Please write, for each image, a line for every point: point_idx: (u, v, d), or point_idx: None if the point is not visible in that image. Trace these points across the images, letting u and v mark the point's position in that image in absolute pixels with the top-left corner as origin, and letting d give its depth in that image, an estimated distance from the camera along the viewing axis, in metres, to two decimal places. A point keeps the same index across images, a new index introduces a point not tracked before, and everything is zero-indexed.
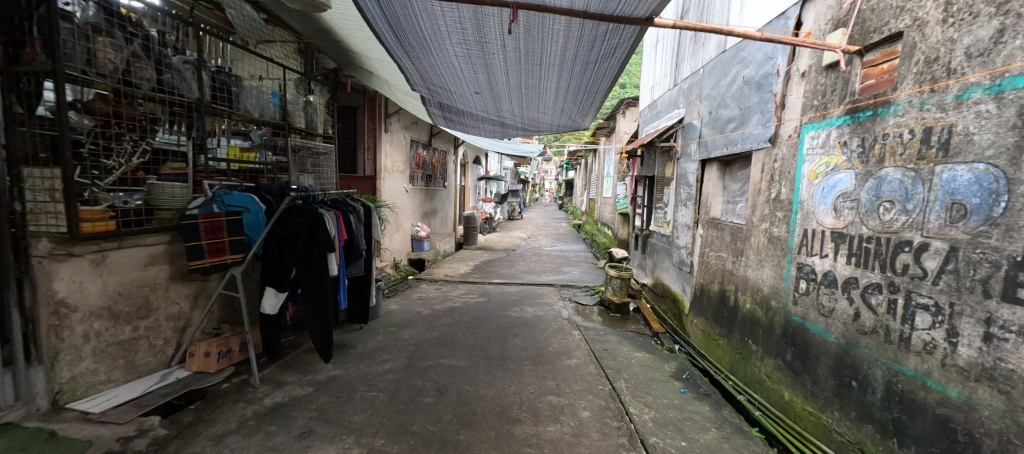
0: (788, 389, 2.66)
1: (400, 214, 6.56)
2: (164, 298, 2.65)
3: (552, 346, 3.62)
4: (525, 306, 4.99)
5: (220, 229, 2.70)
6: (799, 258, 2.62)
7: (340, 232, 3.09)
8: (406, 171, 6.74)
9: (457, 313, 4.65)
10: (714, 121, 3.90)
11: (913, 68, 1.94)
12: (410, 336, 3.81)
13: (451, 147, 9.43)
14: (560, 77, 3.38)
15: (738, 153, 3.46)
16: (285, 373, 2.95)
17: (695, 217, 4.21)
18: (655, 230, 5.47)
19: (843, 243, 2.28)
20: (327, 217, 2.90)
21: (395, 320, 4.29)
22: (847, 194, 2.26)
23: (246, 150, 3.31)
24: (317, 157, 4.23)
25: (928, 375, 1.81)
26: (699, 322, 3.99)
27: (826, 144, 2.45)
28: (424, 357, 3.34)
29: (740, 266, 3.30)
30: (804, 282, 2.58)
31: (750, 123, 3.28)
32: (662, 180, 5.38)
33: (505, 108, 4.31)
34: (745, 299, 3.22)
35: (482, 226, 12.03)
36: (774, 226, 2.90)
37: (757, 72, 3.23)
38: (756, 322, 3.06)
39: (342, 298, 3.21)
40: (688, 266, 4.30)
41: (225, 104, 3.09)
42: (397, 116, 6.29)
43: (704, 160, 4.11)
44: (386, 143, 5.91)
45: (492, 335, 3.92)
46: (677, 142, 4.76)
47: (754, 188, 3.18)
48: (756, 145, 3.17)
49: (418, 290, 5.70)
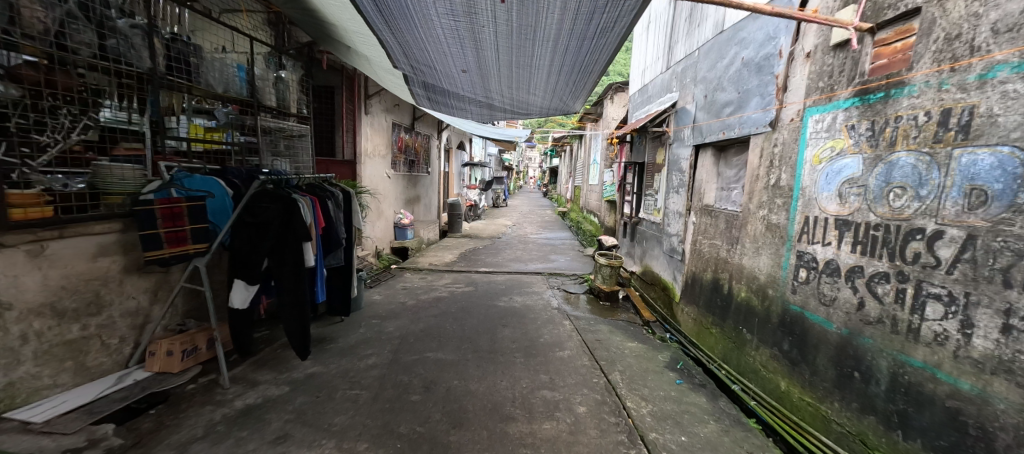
0: (785, 378, 2.61)
1: (382, 201, 6.33)
2: (118, 293, 2.41)
3: (543, 337, 3.50)
4: (513, 295, 4.85)
5: (180, 216, 2.45)
6: (800, 246, 2.55)
7: (317, 219, 2.82)
8: (388, 156, 6.48)
9: (443, 303, 4.49)
10: (709, 105, 3.78)
11: (932, 46, 1.85)
12: (394, 328, 3.65)
13: (435, 132, 9.12)
14: (554, 54, 3.18)
15: (735, 138, 3.36)
16: (258, 371, 2.74)
17: (688, 205, 4.13)
18: (645, 218, 5.41)
19: (848, 230, 2.21)
20: (302, 203, 2.64)
21: (379, 311, 4.09)
22: (853, 179, 2.18)
23: (211, 130, 3.02)
24: (291, 139, 3.90)
25: (938, 367, 1.75)
26: (690, 310, 3.95)
27: (831, 128, 2.36)
28: (409, 351, 3.18)
29: (736, 254, 3.26)
30: (803, 271, 2.51)
31: (749, 107, 3.17)
32: (652, 167, 5.28)
33: (493, 88, 4.07)
34: (740, 287, 3.18)
35: (467, 213, 11.78)
36: (773, 213, 2.82)
37: (757, 53, 3.10)
38: (751, 311, 3.01)
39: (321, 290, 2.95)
40: (679, 254, 4.25)
41: (183, 76, 2.78)
42: (377, 98, 5.97)
43: (698, 145, 4.00)
44: (366, 126, 5.61)
45: (480, 326, 3.77)
46: (669, 127, 4.64)
47: (752, 174, 3.09)
48: (754, 130, 3.08)
49: (402, 280, 5.50)
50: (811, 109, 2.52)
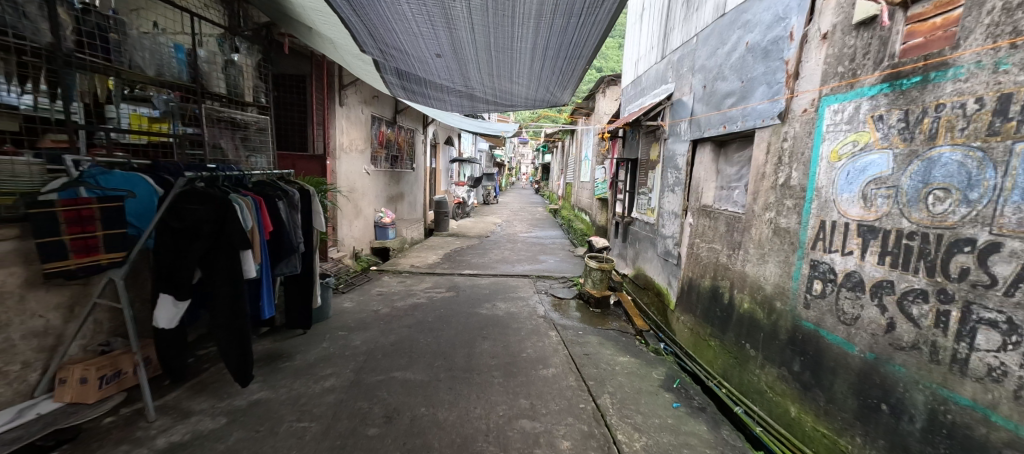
0: (796, 404, 2.31)
1: (359, 199, 5.93)
2: (18, 311, 2.03)
3: (525, 352, 3.16)
4: (496, 302, 4.50)
5: (90, 220, 2.05)
6: (813, 255, 2.25)
7: (261, 222, 2.45)
8: (367, 151, 6.08)
9: (419, 311, 4.13)
10: (708, 97, 3.46)
11: (985, 19, 1.54)
12: (361, 342, 3.29)
13: (420, 126, 8.72)
14: (537, 36, 2.84)
15: (737, 132, 3.05)
16: (194, 398, 2.38)
17: (684, 205, 3.82)
18: (638, 218, 5.09)
19: (874, 238, 1.90)
20: (240, 205, 2.27)
21: (347, 322, 3.72)
22: (882, 179, 1.87)
23: (157, 120, 2.77)
24: (247, 131, 3.49)
25: (994, 408, 1.45)
26: (687, 319, 3.64)
27: (853, 119, 2.05)
28: (374, 370, 2.82)
29: (738, 260, 2.94)
30: (818, 283, 2.20)
31: (753, 97, 2.85)
32: (645, 163, 4.96)
33: (473, 76, 3.70)
34: (742, 297, 2.87)
35: (454, 211, 11.37)
36: (781, 216, 2.51)
37: (763, 37, 2.77)
38: (755, 324, 2.71)
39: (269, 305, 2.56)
40: (674, 257, 3.94)
41: (100, 55, 2.39)
42: (353, 89, 5.56)
43: (696, 140, 3.68)
44: (340, 119, 5.21)
45: (457, 338, 3.42)
46: (664, 121, 4.32)
47: (757, 172, 2.77)
48: (760, 123, 2.76)
49: (378, 284, 5.12)
50: (830, 97, 2.19)
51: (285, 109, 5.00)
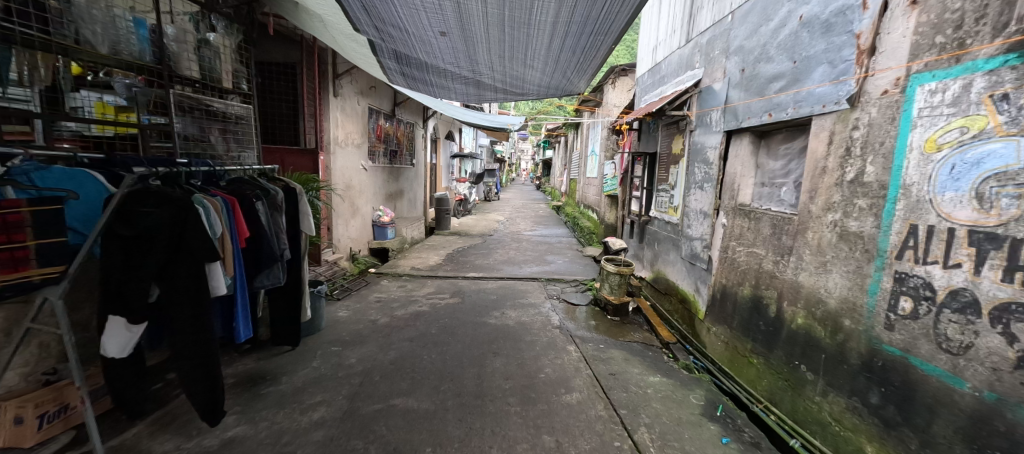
0: (874, 443, 1.95)
1: (356, 196, 5.53)
2: None
3: (544, 372, 2.77)
4: (505, 309, 4.11)
5: (19, 227, 1.60)
6: (899, 266, 1.87)
7: (233, 227, 2.05)
8: (364, 145, 5.67)
9: (421, 321, 3.74)
10: (748, 81, 3.06)
11: None
12: (357, 360, 2.91)
13: (420, 120, 8.30)
14: (560, 7, 2.43)
15: (786, 120, 2.66)
16: (157, 437, 2.00)
17: (716, 203, 3.43)
18: (657, 217, 4.70)
19: (997, 249, 1.52)
20: (205, 207, 1.87)
21: (342, 335, 3.34)
22: (1009, 174, 1.49)
23: (123, 109, 2.42)
24: (226, 122, 3.10)
25: None
26: (720, 331, 3.26)
27: (960, 100, 1.66)
28: (371, 396, 2.44)
29: (789, 268, 2.56)
30: (907, 301, 1.83)
31: (810, 80, 2.46)
32: (666, 158, 4.56)
33: (481, 58, 3.27)
34: (795, 311, 2.50)
35: (455, 208, 10.97)
36: (851, 218, 2.12)
37: (825, 8, 2.37)
38: (813, 343, 2.34)
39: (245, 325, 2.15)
40: (703, 262, 3.55)
41: (35, 25, 1.99)
42: (349, 77, 5.15)
43: (730, 131, 3.29)
44: (334, 110, 4.81)
45: (465, 354, 3.04)
46: (691, 110, 3.91)
47: (816, 166, 2.38)
48: (819, 109, 2.37)
49: (376, 289, 4.73)
50: (931, 72, 1.78)
51: (271, 97, 4.58)
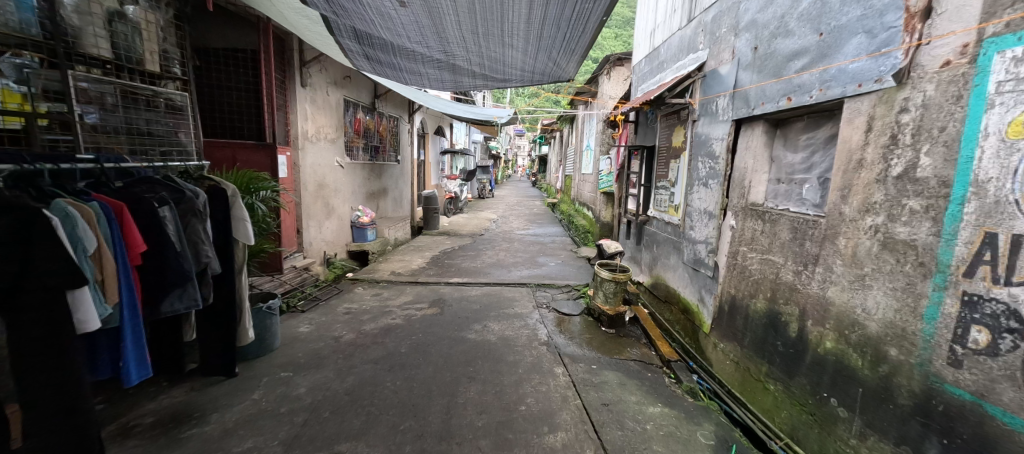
0: None
1: (330, 196, 5.09)
2: None
3: (525, 404, 2.35)
4: (488, 321, 3.69)
5: None
6: (969, 286, 1.46)
7: (115, 240, 1.59)
8: (339, 140, 5.21)
9: (392, 337, 3.32)
10: (762, 61, 2.63)
11: None
12: (308, 388, 2.49)
13: (405, 114, 7.83)
14: None
15: (810, 105, 2.24)
16: None
17: (723, 203, 3.01)
18: (656, 217, 4.28)
19: None
20: (68, 215, 1.42)
21: (297, 355, 2.91)
22: None
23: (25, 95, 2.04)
24: (155, 109, 2.66)
25: None
26: (728, 349, 2.86)
27: None
28: (313, 441, 2.02)
29: (815, 281, 2.14)
30: (982, 332, 1.42)
31: (842, 55, 2.04)
32: (667, 152, 4.14)
33: (452, 33, 2.81)
34: (822, 333, 2.09)
35: (446, 207, 10.52)
36: (898, 224, 1.71)
37: None
38: (848, 374, 1.93)
39: (137, 366, 1.69)
40: (708, 269, 3.14)
41: None
42: (318, 66, 4.69)
43: (740, 120, 2.87)
44: (300, 101, 4.36)
45: (435, 381, 2.62)
46: (694, 98, 3.49)
47: (850, 159, 1.97)
48: (853, 90, 1.96)
49: (348, 298, 4.31)
50: (1020, 34, 1.35)
51: (214, 81, 3.88)
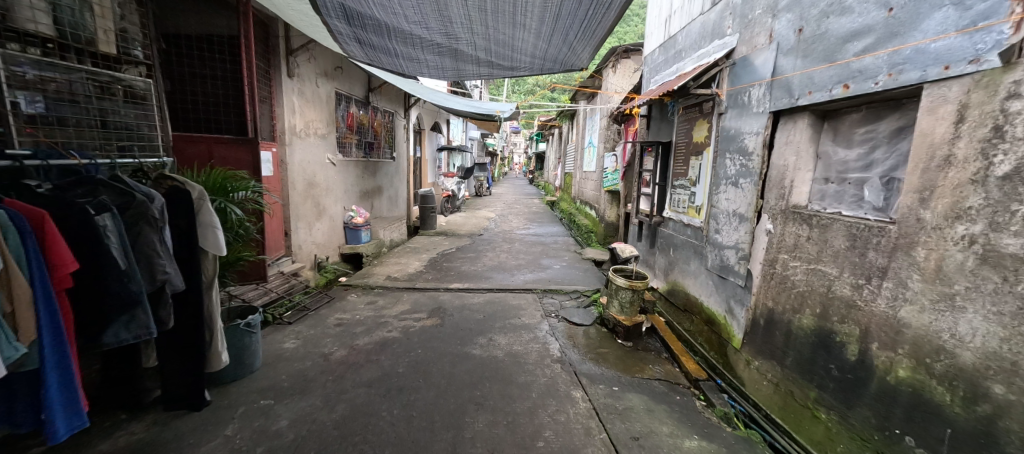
0: None
1: (321, 196, 4.73)
2: None
3: (543, 439, 2.04)
4: (494, 334, 3.37)
5: None
6: None
7: (33, 259, 1.25)
8: (330, 135, 4.84)
9: (388, 353, 2.99)
10: (810, 45, 2.31)
11: None
12: (292, 420, 2.17)
13: (400, 109, 7.45)
14: None
15: (875, 93, 1.92)
16: None
17: (757, 204, 2.70)
18: (674, 218, 3.97)
19: None
20: None
21: (281, 378, 2.58)
22: None
23: None
24: (114, 98, 2.29)
25: None
26: (765, 368, 2.56)
27: None
28: None
29: (884, 298, 1.84)
30: None
31: (920, 33, 1.72)
32: (686, 148, 3.82)
33: (456, 9, 2.45)
34: (892, 359, 1.79)
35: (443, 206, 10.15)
36: (1008, 235, 1.41)
37: None
38: (931, 410, 1.63)
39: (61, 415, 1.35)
40: (739, 278, 2.84)
41: None
42: (306, 54, 4.31)
43: (779, 112, 2.56)
44: (286, 93, 3.98)
45: (438, 408, 2.30)
46: (721, 88, 3.17)
47: (932, 156, 1.67)
48: (938, 74, 1.64)
49: (341, 307, 3.96)
50: None
51: (189, 69, 3.49)
